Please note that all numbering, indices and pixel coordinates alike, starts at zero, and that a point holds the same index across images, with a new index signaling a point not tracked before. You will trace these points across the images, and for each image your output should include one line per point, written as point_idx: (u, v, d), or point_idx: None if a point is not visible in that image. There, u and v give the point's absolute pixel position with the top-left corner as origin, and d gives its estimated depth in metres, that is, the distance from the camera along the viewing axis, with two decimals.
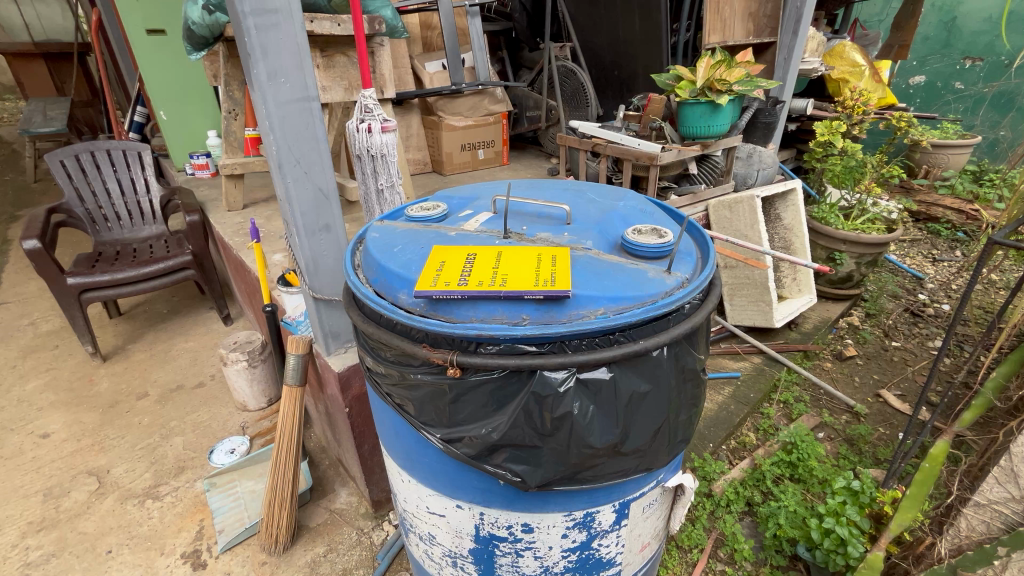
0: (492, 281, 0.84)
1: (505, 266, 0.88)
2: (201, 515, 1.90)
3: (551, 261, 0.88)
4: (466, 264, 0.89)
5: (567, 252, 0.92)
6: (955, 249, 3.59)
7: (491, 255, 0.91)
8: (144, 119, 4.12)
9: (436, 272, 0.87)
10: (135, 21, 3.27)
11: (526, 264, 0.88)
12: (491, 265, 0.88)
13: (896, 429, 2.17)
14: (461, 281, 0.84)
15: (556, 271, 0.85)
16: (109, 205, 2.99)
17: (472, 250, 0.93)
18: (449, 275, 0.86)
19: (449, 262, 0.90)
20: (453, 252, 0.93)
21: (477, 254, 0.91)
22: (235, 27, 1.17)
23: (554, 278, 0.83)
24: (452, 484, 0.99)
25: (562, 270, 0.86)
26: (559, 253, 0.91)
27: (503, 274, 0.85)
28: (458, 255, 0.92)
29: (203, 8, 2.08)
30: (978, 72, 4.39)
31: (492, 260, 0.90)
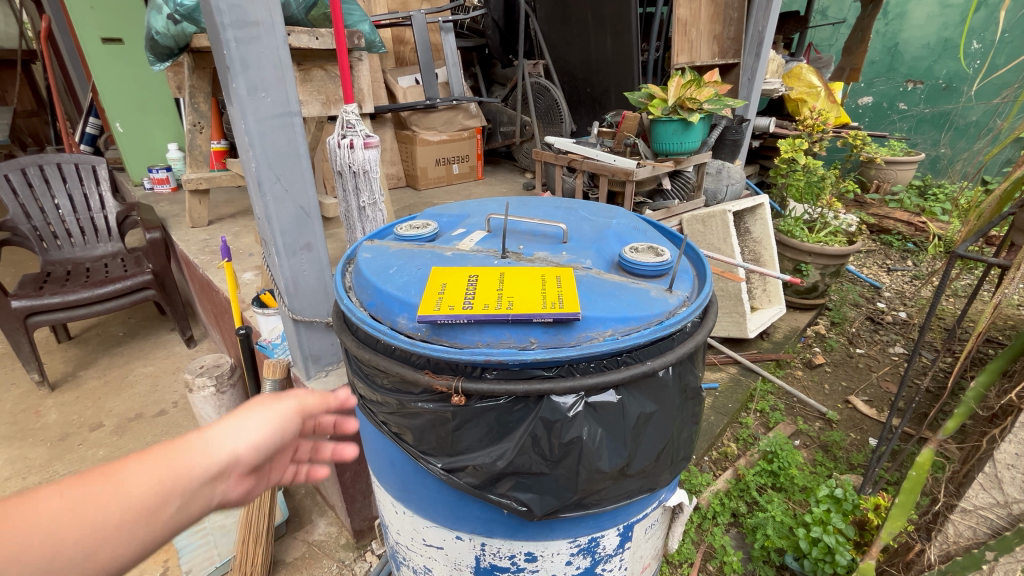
0: (499, 304, 0.81)
1: (509, 288, 0.85)
2: (166, 555, 1.76)
3: (555, 281, 0.87)
4: (469, 286, 0.86)
5: (570, 271, 0.91)
6: (906, 260, 3.80)
7: (494, 276, 0.90)
8: (97, 131, 3.91)
9: (438, 296, 0.84)
10: (89, 29, 3.11)
11: (531, 285, 0.86)
12: (494, 285, 0.87)
13: (866, 434, 2.26)
14: (466, 304, 0.81)
15: (561, 292, 0.84)
16: (59, 222, 2.80)
17: (467, 270, 0.92)
18: (453, 300, 0.83)
19: (450, 283, 0.87)
20: (452, 274, 0.90)
21: (478, 275, 0.90)
22: (212, 39, 1.12)
23: (562, 300, 0.81)
24: (452, 515, 0.95)
25: (569, 292, 0.84)
26: (563, 272, 0.90)
27: (506, 296, 0.84)
28: (458, 278, 0.89)
29: (168, 18, 1.99)
30: (919, 94, 4.71)
31: (495, 280, 0.88)
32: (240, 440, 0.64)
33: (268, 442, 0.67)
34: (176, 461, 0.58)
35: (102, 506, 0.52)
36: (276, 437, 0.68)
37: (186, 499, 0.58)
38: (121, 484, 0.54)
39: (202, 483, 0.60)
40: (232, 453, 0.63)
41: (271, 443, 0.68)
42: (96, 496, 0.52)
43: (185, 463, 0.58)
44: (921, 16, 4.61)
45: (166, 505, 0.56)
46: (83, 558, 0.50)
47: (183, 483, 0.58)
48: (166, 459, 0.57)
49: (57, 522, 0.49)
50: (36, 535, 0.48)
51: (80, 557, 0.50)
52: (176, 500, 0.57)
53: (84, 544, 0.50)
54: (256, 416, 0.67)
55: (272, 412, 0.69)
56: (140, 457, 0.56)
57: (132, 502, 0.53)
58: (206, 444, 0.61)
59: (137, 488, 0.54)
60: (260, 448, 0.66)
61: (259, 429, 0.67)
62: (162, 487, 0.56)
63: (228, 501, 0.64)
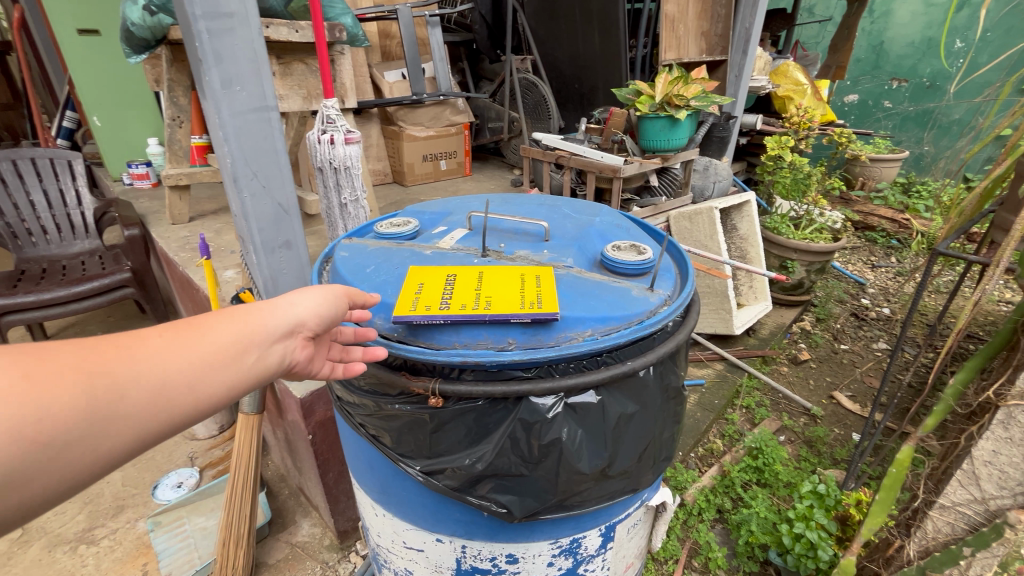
0: (476, 304, 0.80)
1: (488, 288, 0.84)
2: (145, 559, 1.72)
3: (535, 280, 0.86)
4: (447, 286, 0.85)
5: (550, 270, 0.89)
6: (890, 256, 3.84)
7: (472, 275, 0.88)
8: (74, 125, 3.81)
9: (414, 296, 0.82)
10: (64, 20, 3.02)
11: (510, 284, 0.85)
12: (472, 284, 0.85)
13: (850, 429, 2.28)
14: (443, 304, 0.80)
15: (540, 292, 0.82)
16: (34, 219, 2.72)
17: (445, 269, 0.90)
18: (430, 299, 0.81)
19: (428, 283, 0.86)
20: (430, 273, 0.88)
21: (456, 274, 0.88)
22: (184, 31, 1.08)
23: (540, 300, 0.80)
24: (431, 517, 0.93)
25: (548, 291, 0.83)
26: (543, 271, 0.89)
27: (484, 296, 0.82)
28: (436, 277, 0.87)
29: (144, 9, 1.93)
30: (904, 92, 4.78)
31: (473, 280, 0.86)
32: (304, 305, 0.66)
33: (329, 312, 0.69)
34: (249, 318, 0.61)
35: (192, 350, 0.55)
36: (335, 309, 0.70)
37: (260, 354, 0.61)
38: (206, 334, 0.57)
39: (273, 340, 0.62)
40: (295, 317, 0.65)
41: (330, 315, 0.70)
42: (187, 341, 0.55)
43: (256, 320, 0.61)
44: (906, 15, 4.65)
45: (242, 356, 0.59)
46: (181, 394, 0.53)
47: (255, 337, 0.60)
48: (240, 317, 0.60)
49: (154, 359, 0.52)
50: (141, 368, 0.51)
51: (177, 394, 0.53)
52: (253, 352, 0.60)
53: (180, 382, 0.53)
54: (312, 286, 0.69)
55: (325, 286, 0.70)
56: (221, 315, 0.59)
57: (214, 348, 0.56)
58: (273, 305, 0.63)
59: (218, 337, 0.57)
60: (322, 318, 0.68)
61: (319, 297, 0.68)
62: (239, 337, 0.59)
63: (296, 366, 0.67)
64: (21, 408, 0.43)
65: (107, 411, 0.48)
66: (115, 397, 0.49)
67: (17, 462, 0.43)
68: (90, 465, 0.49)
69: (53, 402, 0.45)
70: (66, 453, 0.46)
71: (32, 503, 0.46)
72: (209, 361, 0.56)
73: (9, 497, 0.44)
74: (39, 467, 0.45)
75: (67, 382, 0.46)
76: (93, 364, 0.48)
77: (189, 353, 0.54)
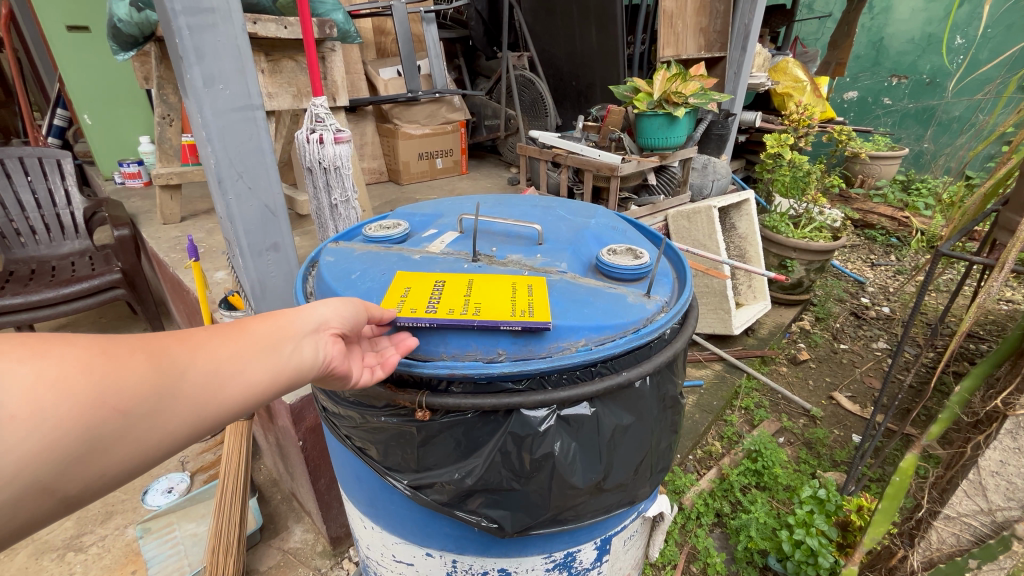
0: (465, 309, 0.76)
1: (477, 294, 0.81)
2: (134, 566, 1.69)
3: (527, 289, 0.83)
4: (435, 291, 0.82)
5: (544, 279, 0.86)
6: (890, 254, 3.82)
7: (462, 282, 0.85)
8: (65, 123, 3.75)
9: (400, 298, 0.80)
10: (53, 17, 2.97)
11: (500, 291, 0.82)
12: (462, 289, 0.82)
13: (850, 431, 2.25)
14: (429, 307, 0.76)
15: (533, 300, 0.79)
16: (22, 219, 2.68)
17: (434, 274, 0.87)
18: (416, 303, 0.78)
19: (414, 287, 0.82)
20: (418, 278, 0.86)
21: (445, 279, 0.85)
22: (164, 27, 1.04)
23: (532, 308, 0.77)
24: (421, 531, 0.90)
25: (540, 300, 0.79)
26: (535, 279, 0.86)
27: (474, 301, 0.79)
28: (425, 282, 0.84)
29: (130, 5, 1.89)
30: (904, 89, 4.69)
31: (463, 285, 0.83)
32: (338, 304, 0.67)
33: (360, 312, 0.70)
34: (287, 314, 0.62)
35: (235, 341, 0.57)
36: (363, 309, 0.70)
37: (295, 345, 0.61)
38: (247, 327, 0.59)
39: (306, 333, 0.63)
40: (327, 314, 0.66)
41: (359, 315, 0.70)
42: (231, 333, 0.58)
43: (292, 316, 0.63)
44: (906, 11, 4.61)
45: (278, 347, 0.60)
46: (227, 380, 0.55)
47: (290, 332, 0.61)
48: (275, 314, 0.62)
49: (205, 349, 0.55)
50: (194, 353, 0.53)
51: (224, 379, 0.55)
52: (289, 343, 0.61)
53: (224, 367, 0.55)
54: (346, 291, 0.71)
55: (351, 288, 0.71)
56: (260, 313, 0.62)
57: (255, 340, 0.58)
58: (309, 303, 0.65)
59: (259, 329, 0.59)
60: (351, 315, 0.68)
61: (349, 300, 0.69)
62: (275, 330, 0.60)
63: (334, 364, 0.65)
64: (97, 380, 0.46)
65: (164, 391, 0.50)
66: (173, 377, 0.51)
67: (91, 431, 0.46)
68: (151, 444, 0.50)
69: (120, 377, 0.47)
70: (133, 428, 0.48)
71: (100, 480, 0.48)
72: (253, 349, 0.58)
73: (82, 468, 0.46)
74: (105, 442, 0.47)
75: (133, 359, 0.49)
76: (155, 347, 0.52)
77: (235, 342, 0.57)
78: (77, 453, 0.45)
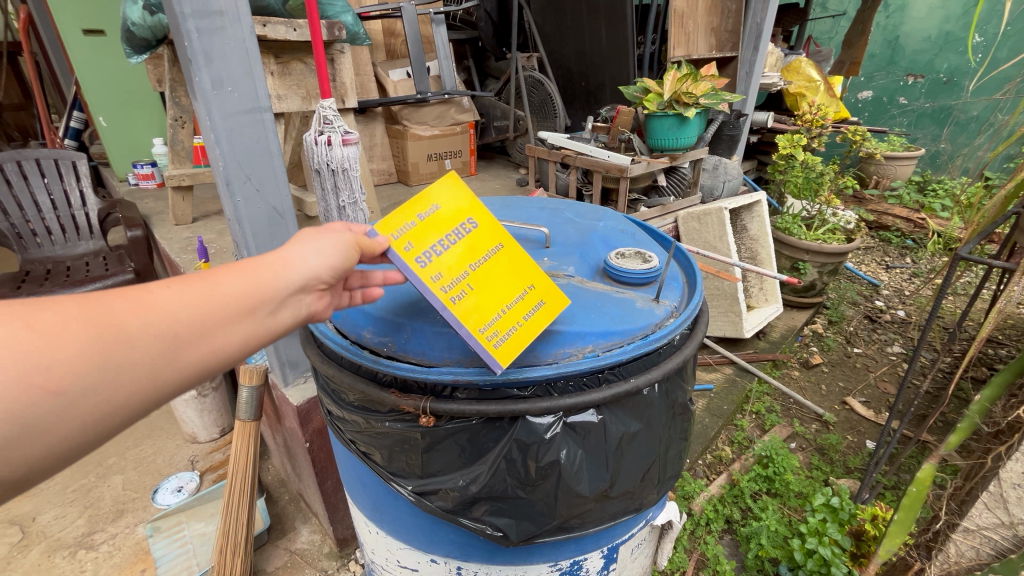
0: (456, 289, 0.67)
1: (485, 275, 0.71)
2: (143, 565, 1.70)
3: (531, 308, 0.73)
4: (454, 234, 0.71)
5: (561, 305, 0.77)
6: (905, 257, 3.75)
7: (489, 243, 0.73)
8: (81, 124, 3.81)
9: (416, 214, 0.69)
10: (69, 21, 3.02)
11: (507, 289, 0.72)
12: (481, 252, 0.72)
13: (863, 437, 2.21)
14: (425, 260, 0.67)
15: (520, 329, 0.71)
16: (38, 220, 2.72)
17: (479, 207, 0.76)
18: (423, 236, 0.68)
19: (443, 212, 0.71)
20: (462, 199, 0.74)
21: (480, 223, 0.74)
22: (172, 30, 1.05)
23: (508, 340, 0.69)
24: (426, 538, 0.89)
25: (530, 331, 0.71)
26: (553, 304, 0.75)
27: (472, 279, 0.69)
28: (458, 210, 0.73)
29: (144, 9, 1.91)
30: (920, 88, 4.59)
31: (486, 248, 0.73)
32: (323, 255, 0.59)
33: (350, 262, 0.62)
34: (263, 270, 0.55)
35: (201, 300, 0.49)
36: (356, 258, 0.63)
37: (277, 302, 0.55)
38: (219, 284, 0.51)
39: (290, 290, 0.56)
40: (314, 268, 0.58)
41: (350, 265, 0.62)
42: (200, 291, 0.50)
43: (270, 272, 0.55)
44: (922, 9, 4.53)
45: (256, 308, 0.53)
46: (193, 345, 0.48)
47: (271, 288, 0.54)
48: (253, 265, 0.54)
49: (165, 309, 0.47)
50: (148, 317, 0.46)
51: (185, 346, 0.48)
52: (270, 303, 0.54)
53: (187, 332, 0.48)
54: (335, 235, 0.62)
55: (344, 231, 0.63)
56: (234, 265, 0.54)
57: (226, 299, 0.51)
58: (288, 257, 0.57)
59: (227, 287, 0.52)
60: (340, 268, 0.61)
61: (340, 245, 0.61)
62: (252, 289, 0.53)
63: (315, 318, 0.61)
64: (25, 356, 0.40)
65: (114, 362, 0.44)
66: (125, 347, 0.44)
67: (24, 411, 0.40)
68: (108, 417, 0.45)
69: (57, 350, 0.41)
70: (79, 406, 0.43)
71: (49, 456, 0.43)
72: (220, 311, 0.50)
73: (25, 447, 0.41)
74: (50, 419, 0.41)
75: (71, 329, 0.42)
76: (98, 312, 0.44)
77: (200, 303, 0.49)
78: (13, 433, 0.40)
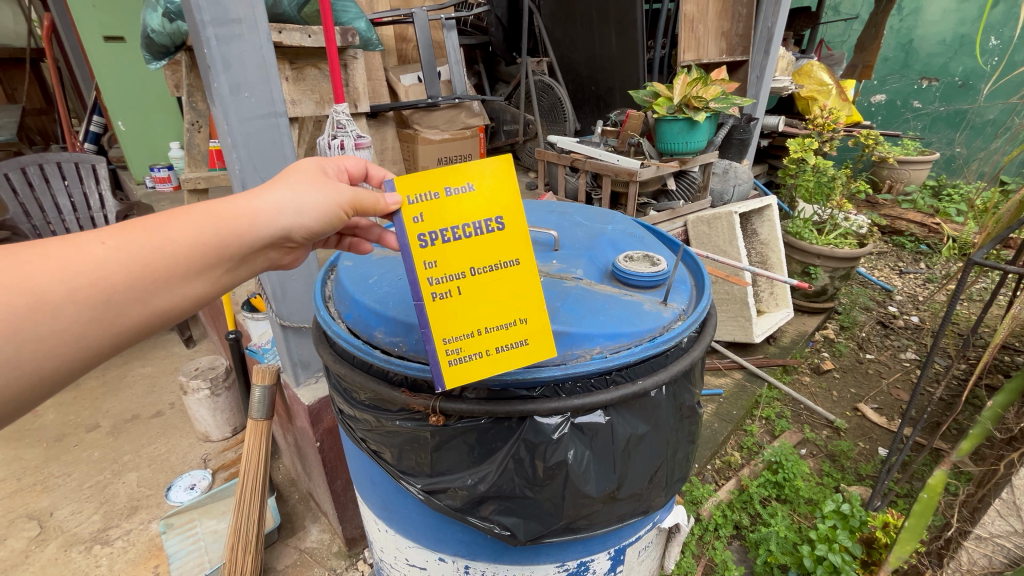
0: (439, 286, 0.63)
1: (477, 287, 0.65)
2: (156, 561, 1.73)
3: (510, 344, 0.67)
4: (472, 226, 0.63)
5: (546, 354, 0.69)
6: (920, 262, 3.70)
7: (504, 253, 0.65)
8: (101, 129, 3.89)
9: (445, 186, 0.62)
10: (91, 28, 3.10)
11: (494, 314, 0.66)
12: (489, 260, 0.65)
13: (875, 444, 2.19)
14: (424, 243, 0.62)
15: (482, 360, 0.66)
16: (59, 221, 2.79)
17: (515, 212, 0.65)
18: (439, 216, 0.62)
19: (473, 199, 0.63)
20: (503, 193, 0.64)
21: (507, 229, 0.65)
22: (192, 37, 1.08)
23: (462, 363, 0.65)
24: (434, 536, 0.91)
25: (496, 365, 0.67)
26: (536, 349, 0.68)
27: (463, 285, 0.64)
28: (492, 204, 0.64)
29: (164, 16, 1.96)
30: (934, 92, 4.57)
31: (498, 257, 0.65)
32: (295, 216, 0.62)
33: (332, 219, 0.64)
34: (224, 224, 0.59)
35: (141, 263, 0.54)
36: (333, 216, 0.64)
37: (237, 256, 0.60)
38: (166, 242, 0.56)
39: (251, 248, 0.60)
40: (290, 224, 0.62)
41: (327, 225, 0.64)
42: (142, 251, 0.54)
43: (231, 226, 0.59)
44: (937, 12, 4.49)
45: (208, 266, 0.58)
46: (137, 304, 0.55)
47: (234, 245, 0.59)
48: (215, 219, 0.58)
49: (104, 272, 0.52)
50: (77, 283, 0.51)
51: (128, 304, 0.54)
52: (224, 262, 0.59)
53: (129, 292, 0.54)
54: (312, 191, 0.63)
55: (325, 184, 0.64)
56: (188, 219, 0.57)
57: (170, 260, 0.56)
58: (256, 212, 0.60)
59: (178, 243, 0.56)
60: (316, 226, 0.64)
61: (324, 203, 0.63)
62: (209, 247, 0.57)
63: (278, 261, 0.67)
64: None
65: (58, 319, 0.51)
66: (56, 311, 0.50)
67: None
68: (62, 366, 0.53)
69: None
70: (27, 361, 0.50)
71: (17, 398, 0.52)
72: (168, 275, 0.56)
73: None
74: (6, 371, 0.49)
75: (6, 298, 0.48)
76: (28, 279, 0.49)
77: (145, 261, 0.54)
78: None
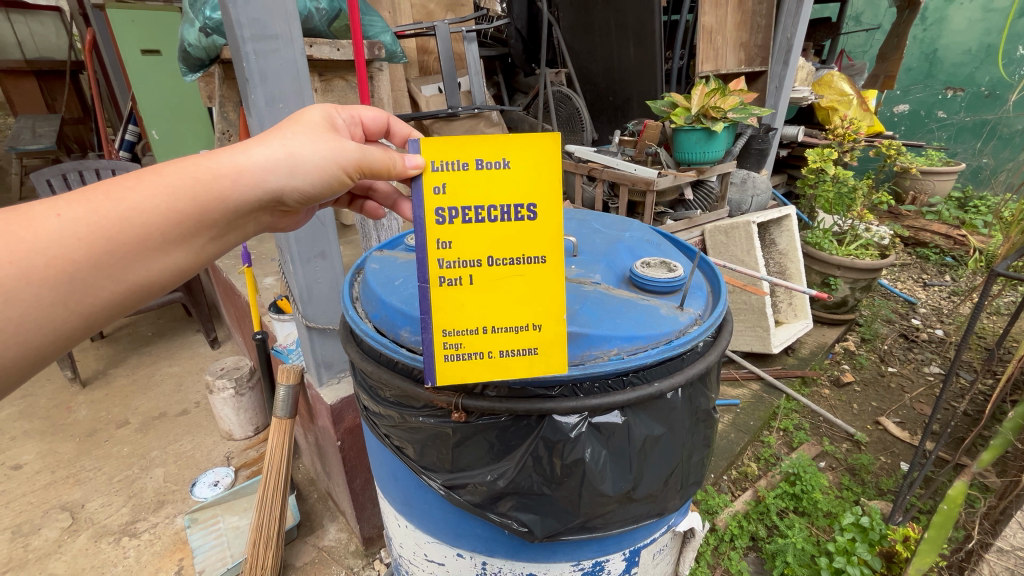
0: (453, 276, 0.65)
1: (494, 280, 0.66)
2: (181, 554, 1.79)
3: (519, 348, 0.69)
4: (501, 209, 0.64)
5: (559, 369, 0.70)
6: (944, 274, 3.62)
7: (532, 248, 0.65)
8: (136, 138, 4.06)
9: (478, 159, 0.62)
10: (130, 42, 3.25)
11: (506, 314, 0.67)
12: (512, 253, 0.65)
13: (897, 459, 2.14)
14: (442, 219, 0.63)
15: (482, 360, 0.68)
16: None
17: (552, 204, 0.64)
18: (464, 192, 0.63)
19: (505, 173, 0.63)
20: (541, 177, 0.63)
21: (539, 220, 0.65)
22: (231, 51, 1.14)
23: (461, 356, 0.68)
24: (453, 532, 0.93)
25: (506, 369, 0.69)
26: (546, 359, 0.69)
27: (476, 275, 0.66)
28: (526, 188, 0.63)
29: (200, 31, 2.06)
30: (960, 102, 4.51)
31: (525, 251, 0.65)
32: (285, 177, 0.68)
33: (323, 180, 0.72)
34: (211, 184, 0.64)
35: (115, 235, 0.58)
36: (322, 181, 0.72)
37: (223, 215, 0.66)
38: (143, 209, 0.60)
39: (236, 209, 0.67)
40: (279, 185, 0.68)
41: (316, 189, 0.72)
42: (115, 222, 0.58)
43: (215, 185, 0.64)
44: (962, 21, 4.46)
45: (191, 232, 0.64)
46: (115, 275, 0.59)
47: (222, 205, 0.65)
48: (196, 183, 0.63)
49: (74, 244, 0.56)
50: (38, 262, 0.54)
51: (100, 278, 0.58)
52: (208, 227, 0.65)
53: (98, 268, 0.58)
54: (299, 151, 0.69)
55: (314, 144, 0.70)
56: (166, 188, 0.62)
57: (149, 230, 0.60)
58: (238, 172, 0.66)
59: (158, 206, 0.61)
60: (305, 191, 0.71)
61: (316, 165, 0.70)
62: (197, 209, 0.63)
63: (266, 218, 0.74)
64: None
65: (21, 298, 0.54)
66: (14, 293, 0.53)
67: None
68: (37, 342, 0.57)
69: None
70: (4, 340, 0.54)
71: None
72: (154, 237, 0.61)
73: None
74: None
75: None
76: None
77: (124, 226, 0.59)
78: None
